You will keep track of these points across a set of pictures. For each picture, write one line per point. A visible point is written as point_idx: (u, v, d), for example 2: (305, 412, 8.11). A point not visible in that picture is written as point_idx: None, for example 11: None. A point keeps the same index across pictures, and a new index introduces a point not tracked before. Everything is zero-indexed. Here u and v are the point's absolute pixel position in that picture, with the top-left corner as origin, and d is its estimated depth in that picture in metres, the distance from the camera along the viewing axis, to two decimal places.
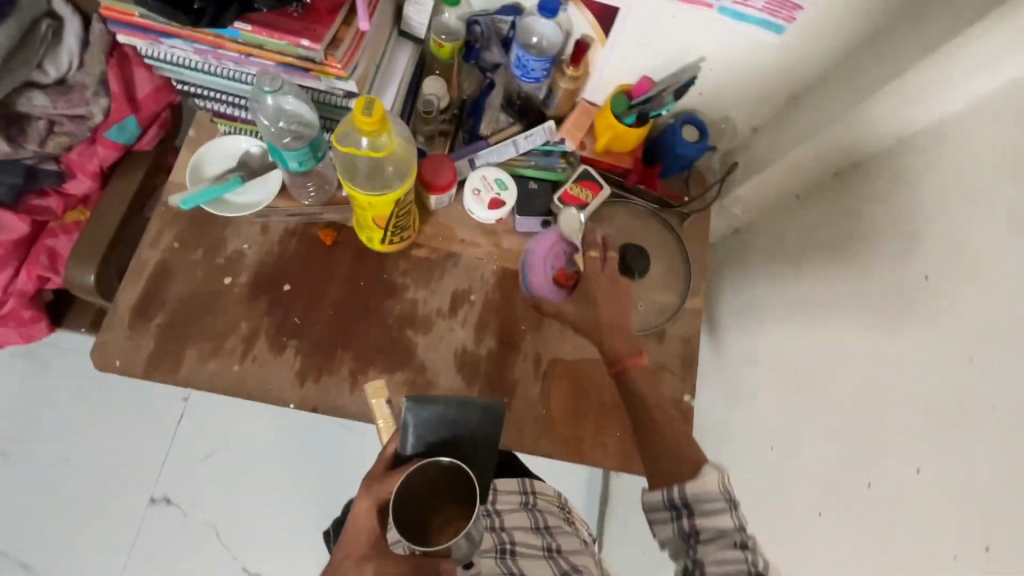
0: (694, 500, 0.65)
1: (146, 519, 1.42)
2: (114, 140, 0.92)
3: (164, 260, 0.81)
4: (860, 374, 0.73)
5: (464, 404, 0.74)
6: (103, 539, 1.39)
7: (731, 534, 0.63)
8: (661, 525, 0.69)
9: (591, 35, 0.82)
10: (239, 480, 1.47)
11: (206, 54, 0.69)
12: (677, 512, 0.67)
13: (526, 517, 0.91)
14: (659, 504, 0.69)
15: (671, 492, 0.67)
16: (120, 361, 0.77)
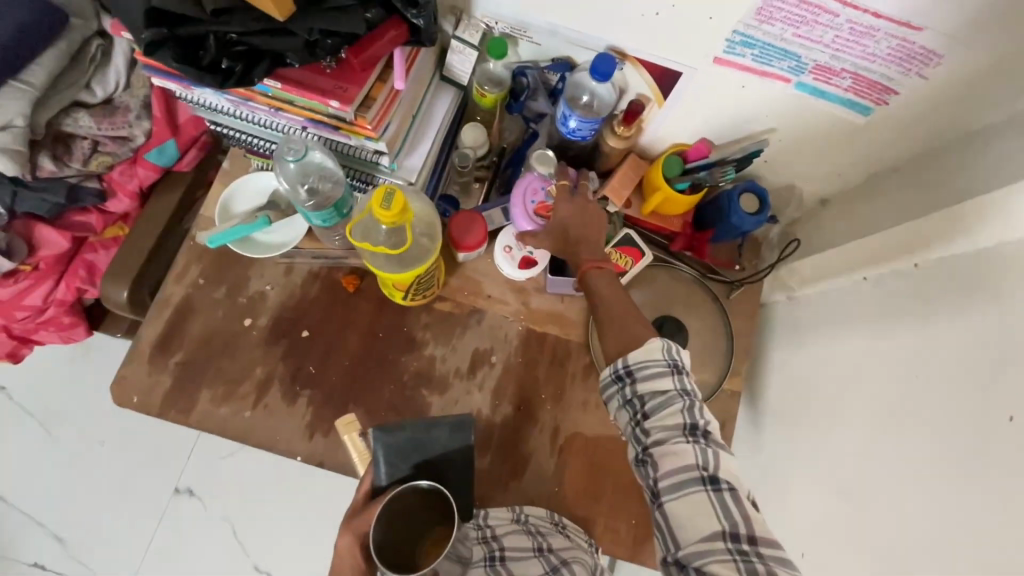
0: (638, 369, 0.64)
1: (169, 509, 1.45)
2: (154, 163, 0.93)
3: (188, 296, 0.81)
4: (915, 507, 0.64)
5: (431, 427, 0.70)
6: (129, 523, 1.44)
7: (673, 401, 0.62)
8: (613, 403, 0.67)
9: (648, 94, 0.75)
10: (258, 482, 1.48)
11: (237, 103, 0.67)
12: (622, 382, 0.65)
13: (518, 535, 0.80)
14: (610, 381, 0.67)
15: (615, 364, 0.66)
16: (136, 398, 0.77)
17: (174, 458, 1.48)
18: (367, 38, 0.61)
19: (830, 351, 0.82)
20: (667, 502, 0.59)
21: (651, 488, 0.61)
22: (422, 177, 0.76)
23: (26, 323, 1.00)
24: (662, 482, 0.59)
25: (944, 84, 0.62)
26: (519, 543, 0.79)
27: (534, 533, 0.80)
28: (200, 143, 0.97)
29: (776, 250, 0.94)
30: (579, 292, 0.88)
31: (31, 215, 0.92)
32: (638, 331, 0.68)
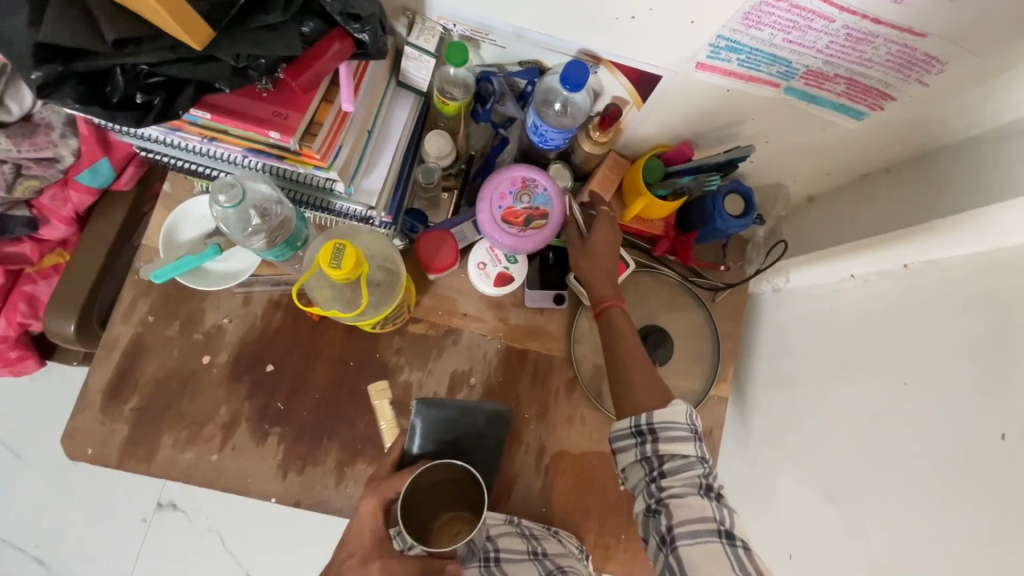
0: (662, 427, 0.62)
1: (152, 525, 1.36)
2: (86, 185, 0.86)
3: (138, 336, 0.76)
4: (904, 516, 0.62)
5: (469, 410, 0.76)
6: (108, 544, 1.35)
7: (693, 466, 0.60)
8: (626, 457, 0.65)
9: (625, 97, 0.68)
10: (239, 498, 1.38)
11: (167, 133, 0.60)
12: (642, 439, 0.63)
13: (513, 537, 0.76)
14: (626, 433, 0.65)
15: (637, 417, 0.63)
16: (91, 450, 0.72)
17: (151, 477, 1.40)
18: (307, 56, 0.53)
19: (813, 354, 0.80)
20: (681, 547, 0.57)
21: (665, 536, 0.59)
22: (384, 198, 0.70)
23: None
24: (677, 530, 0.58)
25: (938, 85, 0.58)
26: (514, 546, 0.74)
27: (528, 536, 0.76)
28: (133, 163, 0.86)
29: (763, 254, 0.91)
30: (560, 305, 0.84)
31: None
32: (657, 389, 0.66)
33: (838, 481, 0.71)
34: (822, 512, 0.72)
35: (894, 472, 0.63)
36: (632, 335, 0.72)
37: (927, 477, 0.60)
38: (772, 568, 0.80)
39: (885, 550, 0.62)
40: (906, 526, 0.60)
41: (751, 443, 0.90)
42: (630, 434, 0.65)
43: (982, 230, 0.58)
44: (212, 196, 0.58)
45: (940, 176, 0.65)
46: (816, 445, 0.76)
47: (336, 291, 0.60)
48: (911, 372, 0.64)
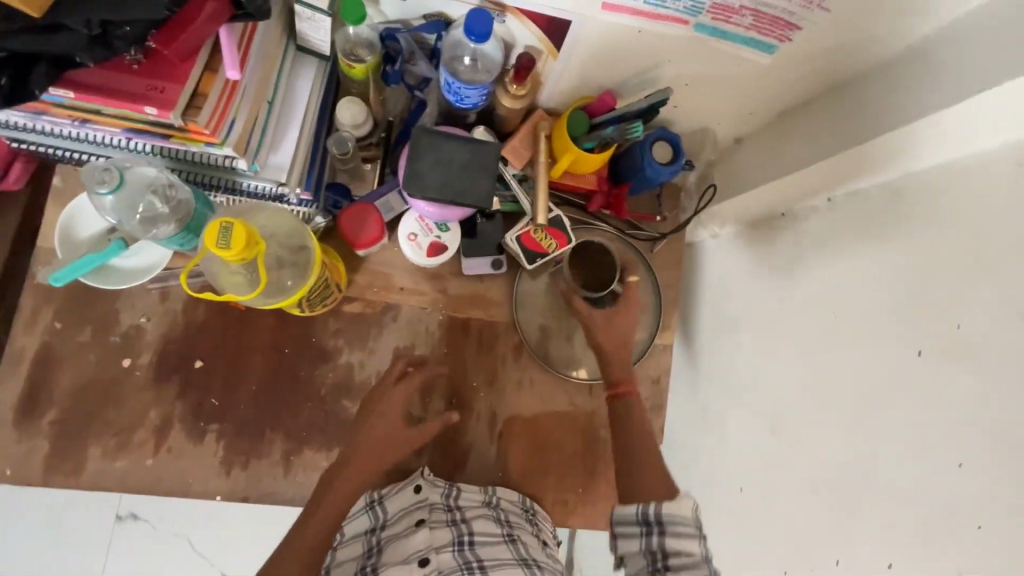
0: (670, 519, 0.62)
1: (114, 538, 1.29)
2: None
3: (46, 345, 0.70)
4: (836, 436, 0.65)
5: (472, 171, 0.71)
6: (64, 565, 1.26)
7: (699, 564, 0.60)
8: (628, 545, 0.64)
9: (538, 47, 0.66)
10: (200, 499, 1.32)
11: (33, 120, 0.54)
12: (648, 530, 0.62)
13: (489, 520, 0.75)
14: (631, 521, 0.64)
15: (645, 507, 0.63)
16: (10, 469, 0.68)
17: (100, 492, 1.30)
18: (177, 19, 0.48)
19: (747, 294, 0.82)
20: None
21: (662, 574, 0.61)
22: (296, 172, 0.66)
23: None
24: None
25: (844, 11, 0.57)
26: (490, 529, 0.74)
27: (504, 520, 0.76)
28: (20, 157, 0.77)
29: (695, 199, 0.91)
30: (498, 270, 0.83)
31: None
32: (662, 477, 0.66)
33: (777, 413, 0.74)
34: (765, 442, 0.76)
35: (827, 398, 0.66)
36: (645, 423, 0.73)
37: (855, 397, 0.62)
38: (723, 503, 0.83)
39: (825, 473, 0.65)
40: (840, 445, 0.63)
41: (700, 385, 0.93)
42: (635, 522, 0.64)
43: (897, 157, 0.59)
44: (87, 187, 0.53)
45: (857, 104, 0.65)
46: (756, 381, 0.79)
47: (247, 271, 0.57)
48: (839, 303, 0.66)
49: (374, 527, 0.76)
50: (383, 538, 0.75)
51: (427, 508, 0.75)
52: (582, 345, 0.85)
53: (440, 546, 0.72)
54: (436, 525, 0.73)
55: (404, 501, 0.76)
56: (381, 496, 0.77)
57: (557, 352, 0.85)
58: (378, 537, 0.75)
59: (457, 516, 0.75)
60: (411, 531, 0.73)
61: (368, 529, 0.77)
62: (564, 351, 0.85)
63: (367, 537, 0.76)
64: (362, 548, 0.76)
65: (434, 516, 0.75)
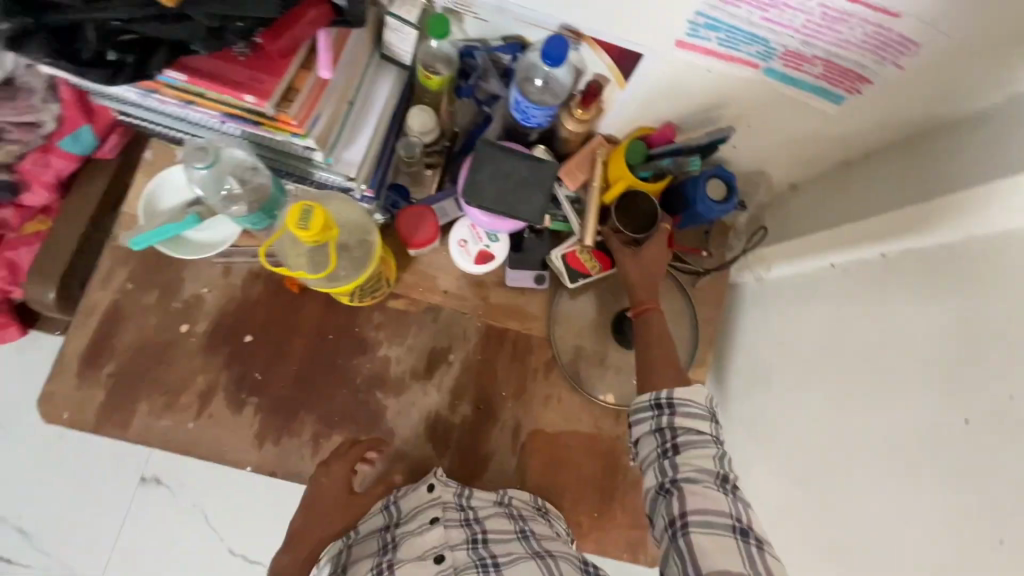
0: (681, 401, 0.63)
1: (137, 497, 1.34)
2: (69, 151, 0.84)
3: (116, 303, 0.76)
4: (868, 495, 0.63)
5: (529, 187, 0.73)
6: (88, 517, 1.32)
7: (709, 450, 0.61)
8: (642, 429, 0.65)
9: (607, 76, 0.68)
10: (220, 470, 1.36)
11: (144, 96, 0.60)
12: (660, 411, 0.63)
13: (501, 518, 0.74)
14: (644, 408, 0.66)
15: (657, 393, 0.64)
16: (67, 413, 0.72)
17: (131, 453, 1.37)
18: (286, 19, 0.53)
19: (787, 339, 0.81)
20: (693, 532, 0.56)
21: (677, 521, 0.58)
22: (365, 169, 0.70)
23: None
24: (690, 516, 0.57)
25: (916, 68, 0.58)
26: (501, 525, 0.73)
27: (516, 516, 0.75)
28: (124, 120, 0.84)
29: (742, 239, 0.91)
30: (540, 285, 0.85)
31: None
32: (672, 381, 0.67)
33: (807, 463, 0.72)
34: (792, 493, 0.74)
35: (861, 455, 0.64)
36: (668, 338, 0.71)
37: (891, 457, 0.60)
38: None
39: (854, 534, 0.63)
40: (871, 505, 0.61)
41: (729, 426, 0.91)
42: (647, 408, 0.65)
43: (959, 218, 0.58)
44: (186, 162, 0.60)
45: (921, 161, 0.65)
46: (788, 430, 0.77)
47: (311, 253, 0.61)
48: (882, 359, 0.64)
49: (387, 526, 0.73)
50: (397, 535, 0.71)
51: (441, 506, 0.73)
52: (613, 371, 0.86)
53: (456, 545, 0.70)
54: (450, 523, 0.71)
55: (418, 499, 0.74)
56: (396, 496, 0.76)
57: (587, 374, 0.85)
58: (391, 535, 0.71)
59: (473, 518, 0.73)
60: (428, 527, 0.71)
61: (382, 528, 0.74)
62: (595, 374, 0.86)
63: (381, 534, 0.72)
64: (376, 546, 0.71)
65: (452, 514, 0.73)
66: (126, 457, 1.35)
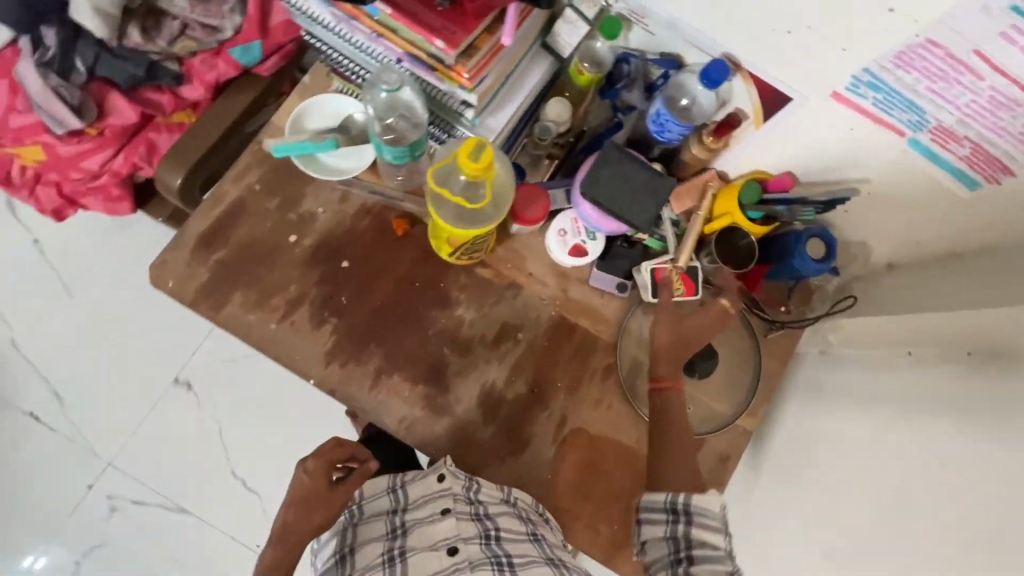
0: (698, 513, 0.65)
1: (166, 395, 1.53)
2: (236, 59, 0.92)
3: (241, 198, 0.82)
4: None
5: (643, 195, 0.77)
6: (124, 399, 1.52)
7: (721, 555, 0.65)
8: (653, 528, 0.68)
9: (748, 112, 0.72)
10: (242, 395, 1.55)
11: (340, 21, 0.67)
12: (675, 518, 0.67)
13: (512, 517, 0.78)
14: (659, 509, 0.69)
15: (673, 498, 0.67)
16: (172, 283, 0.78)
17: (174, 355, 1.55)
18: None
19: (846, 420, 0.83)
20: None
21: None
22: (501, 138, 0.75)
23: (69, 177, 1.00)
24: None
25: None
26: (512, 526, 0.77)
27: (524, 518, 0.78)
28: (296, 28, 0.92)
29: (827, 304, 0.90)
30: (620, 293, 0.87)
31: (108, 83, 0.93)
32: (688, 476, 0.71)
33: None
34: None
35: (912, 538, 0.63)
36: (688, 415, 0.75)
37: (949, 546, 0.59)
38: None
39: None
40: None
41: None
42: (662, 510, 0.68)
43: None
44: (374, 82, 0.68)
45: None
46: None
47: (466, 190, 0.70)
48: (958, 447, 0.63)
49: (394, 508, 0.82)
50: (406, 523, 0.79)
51: (449, 497, 0.78)
52: None
53: (468, 538, 0.76)
54: (461, 517, 0.77)
55: (423, 488, 0.80)
56: (403, 482, 0.83)
57: (643, 391, 0.86)
58: (402, 518, 0.80)
59: (481, 510, 0.78)
60: (437, 516, 0.77)
61: (391, 511, 0.82)
62: (650, 393, 0.86)
63: (392, 518, 0.81)
64: (387, 528, 0.80)
65: (461, 506, 0.78)
66: (170, 358, 1.54)
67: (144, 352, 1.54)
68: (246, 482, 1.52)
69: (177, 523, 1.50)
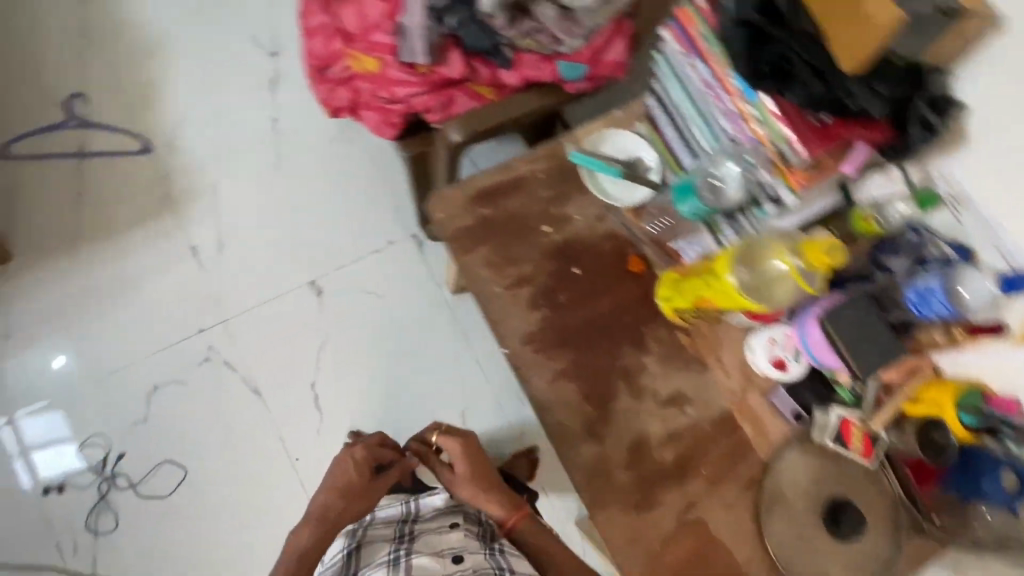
0: None
1: (298, 291, 1.68)
2: (561, 71, 1.07)
3: (524, 176, 0.92)
4: None
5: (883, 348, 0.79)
6: (265, 277, 1.68)
7: None
8: None
9: (1013, 327, 0.75)
10: (356, 324, 1.68)
11: (709, 89, 0.78)
12: None
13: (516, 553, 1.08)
14: None
15: None
16: (441, 214, 0.90)
17: (323, 263, 1.71)
18: (858, 121, 0.69)
19: None
20: None
21: None
22: None
23: (377, 93, 1.13)
24: None
25: None
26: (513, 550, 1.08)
27: (514, 551, 1.09)
28: (620, 70, 1.10)
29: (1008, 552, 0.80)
30: (794, 421, 0.88)
31: (454, 40, 1.07)
32: None
33: None
34: None
35: None
36: (726, 558, 0.84)
37: None
38: None
39: None
40: None
41: None
42: None
43: None
44: (719, 157, 0.82)
45: None
46: None
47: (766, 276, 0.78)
48: None
49: (406, 518, 1.14)
50: (414, 529, 1.10)
51: (461, 514, 1.14)
52: (798, 539, 0.84)
53: (474, 550, 1.04)
54: (468, 532, 1.09)
55: (434, 506, 1.16)
56: (417, 499, 1.18)
57: (776, 523, 0.84)
58: (411, 526, 1.11)
59: (482, 524, 1.14)
60: (447, 530, 1.09)
61: (401, 519, 1.14)
62: (782, 531, 0.84)
63: (399, 526, 1.12)
64: (394, 532, 1.10)
65: (466, 523, 1.12)
66: (319, 264, 1.71)
67: (303, 248, 1.71)
68: (320, 400, 1.62)
69: (247, 401, 1.60)
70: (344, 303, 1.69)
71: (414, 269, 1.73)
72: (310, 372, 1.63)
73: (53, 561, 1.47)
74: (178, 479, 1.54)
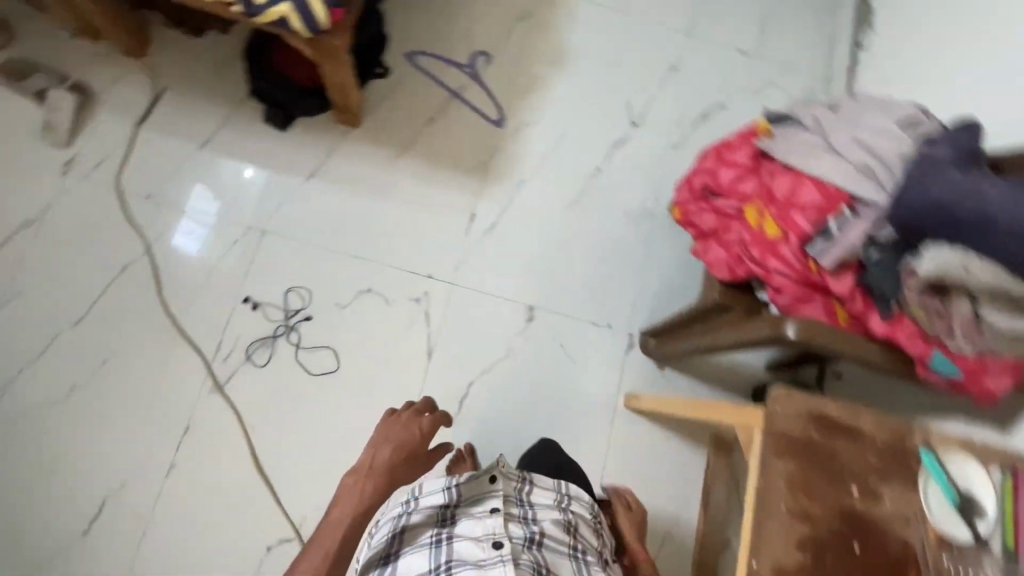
0: None
1: (516, 306, 1.80)
2: (931, 359, 1.08)
3: (864, 433, 0.97)
4: None
5: None
6: (502, 274, 1.82)
7: None
8: None
9: None
10: (538, 364, 1.77)
11: None
12: None
13: (557, 526, 1.25)
14: None
15: None
16: (779, 406, 0.98)
17: (549, 298, 1.82)
18: None
19: None
20: None
21: None
22: None
23: (757, 258, 1.21)
24: None
25: None
26: (552, 528, 1.23)
27: (563, 529, 1.25)
28: (988, 399, 1.08)
29: None
30: None
31: (856, 266, 1.11)
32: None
33: None
34: None
35: None
36: None
37: None
38: None
39: None
40: None
41: None
42: None
43: None
44: None
45: None
46: None
47: None
48: None
49: (448, 503, 1.26)
50: (454, 511, 1.26)
51: (504, 495, 1.27)
52: None
53: (514, 535, 1.19)
54: (511, 515, 1.23)
55: (472, 491, 1.27)
56: (457, 481, 1.29)
57: None
58: (453, 512, 1.25)
59: (525, 506, 1.26)
60: (487, 515, 1.22)
61: (442, 502, 1.27)
62: None
63: (441, 508, 1.26)
64: (436, 516, 1.25)
65: (506, 508, 1.24)
66: (547, 296, 1.82)
67: (544, 276, 1.84)
68: (467, 399, 1.71)
69: (417, 354, 1.72)
70: (540, 341, 1.79)
71: (611, 359, 1.80)
72: (476, 372, 1.74)
73: (206, 353, 1.63)
74: (329, 369, 1.67)
